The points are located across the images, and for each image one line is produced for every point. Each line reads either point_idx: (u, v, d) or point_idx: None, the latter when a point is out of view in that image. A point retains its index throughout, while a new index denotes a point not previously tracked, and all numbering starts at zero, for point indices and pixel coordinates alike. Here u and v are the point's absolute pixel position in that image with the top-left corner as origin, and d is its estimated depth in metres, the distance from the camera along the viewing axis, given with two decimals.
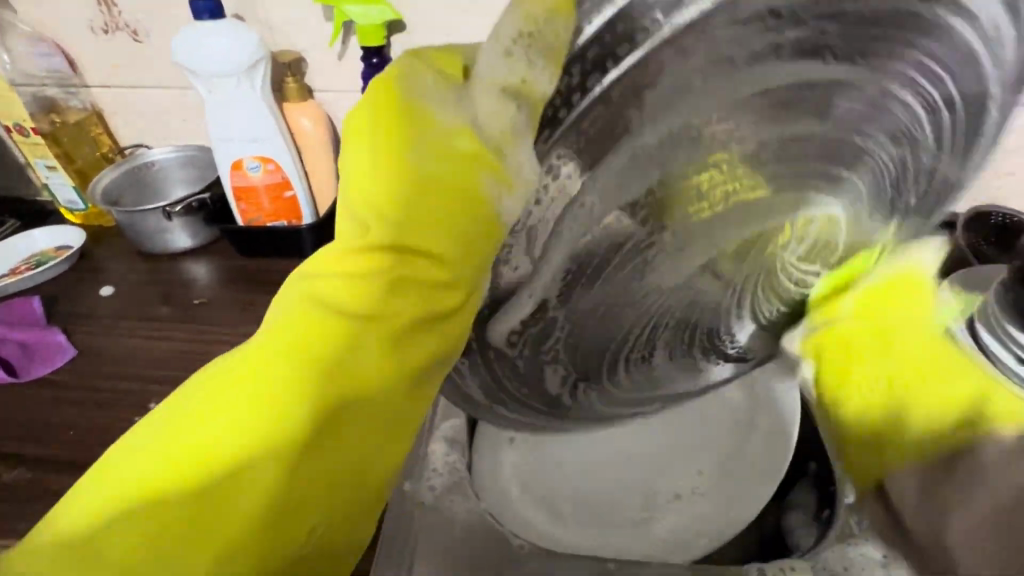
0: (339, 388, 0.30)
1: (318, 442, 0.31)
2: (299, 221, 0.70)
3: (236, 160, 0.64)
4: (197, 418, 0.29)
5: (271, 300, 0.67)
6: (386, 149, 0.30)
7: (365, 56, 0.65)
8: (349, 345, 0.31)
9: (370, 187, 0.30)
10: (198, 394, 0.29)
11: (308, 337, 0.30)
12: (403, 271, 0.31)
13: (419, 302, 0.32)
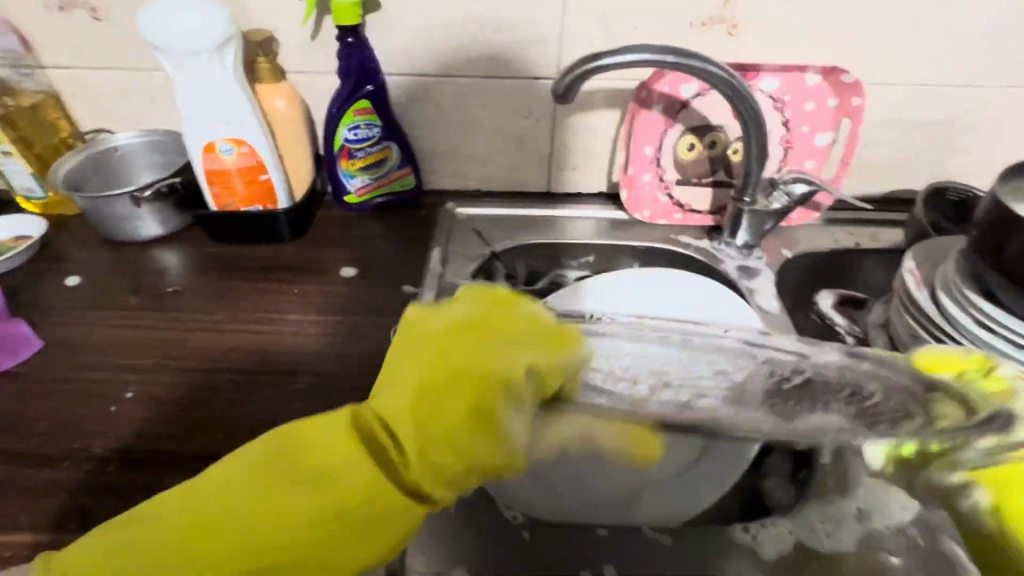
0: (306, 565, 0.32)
1: None
2: (274, 206, 0.68)
3: (207, 142, 0.62)
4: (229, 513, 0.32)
5: (246, 286, 0.66)
6: (445, 411, 0.33)
7: (339, 36, 0.64)
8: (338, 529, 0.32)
9: (412, 423, 0.33)
10: (261, 465, 0.33)
11: (326, 508, 0.32)
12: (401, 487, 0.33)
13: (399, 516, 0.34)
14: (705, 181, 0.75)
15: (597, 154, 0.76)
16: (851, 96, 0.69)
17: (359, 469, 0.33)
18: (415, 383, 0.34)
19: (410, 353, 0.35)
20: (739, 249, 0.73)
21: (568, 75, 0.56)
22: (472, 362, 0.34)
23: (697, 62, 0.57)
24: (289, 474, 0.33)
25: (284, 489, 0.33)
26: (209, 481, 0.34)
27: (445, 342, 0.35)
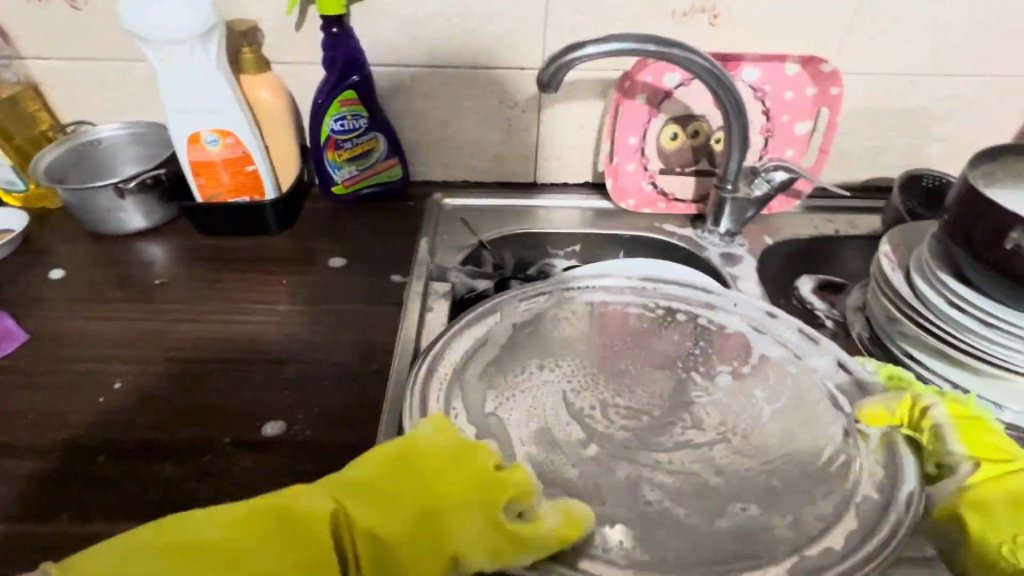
0: None
1: None
2: (261, 197, 0.68)
3: (192, 132, 0.62)
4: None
5: (233, 278, 0.66)
6: (416, 536, 0.37)
7: (324, 25, 0.64)
8: None
9: (384, 538, 0.37)
10: (244, 544, 0.34)
11: None
12: None
13: None
14: (688, 170, 0.76)
15: (582, 144, 0.77)
16: (829, 85, 0.71)
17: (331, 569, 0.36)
18: (404, 512, 0.38)
19: (404, 479, 0.39)
20: (722, 237, 0.74)
21: (552, 65, 0.57)
22: (462, 515, 0.38)
23: (678, 52, 0.58)
24: (276, 554, 0.34)
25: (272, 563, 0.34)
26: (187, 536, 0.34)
27: (441, 485, 0.39)
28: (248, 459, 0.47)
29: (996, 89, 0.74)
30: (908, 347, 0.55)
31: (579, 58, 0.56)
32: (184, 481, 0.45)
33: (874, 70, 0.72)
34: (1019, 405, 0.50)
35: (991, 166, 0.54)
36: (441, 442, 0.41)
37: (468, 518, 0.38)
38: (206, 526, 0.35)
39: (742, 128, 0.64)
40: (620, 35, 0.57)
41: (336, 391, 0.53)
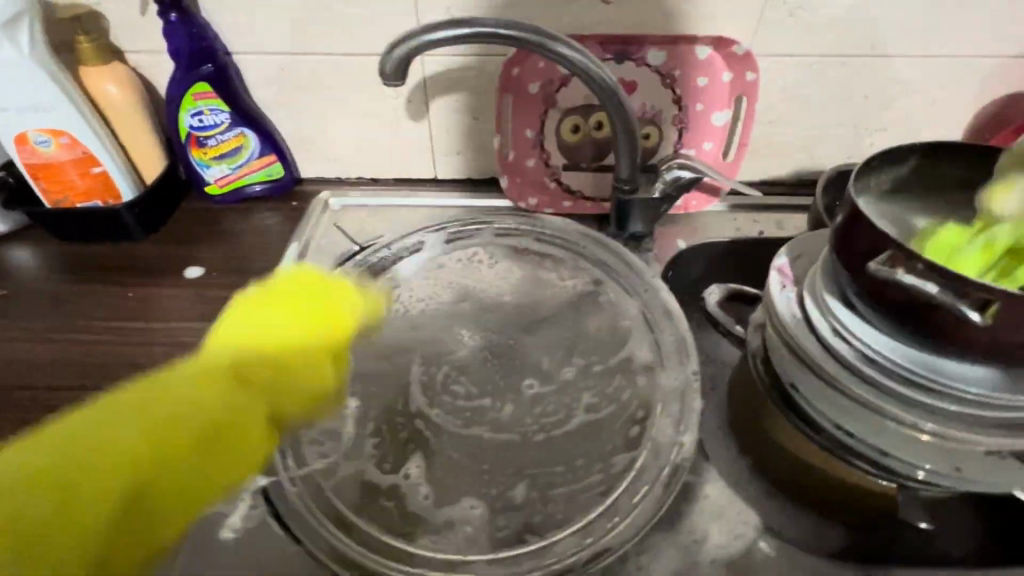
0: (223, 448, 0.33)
1: (213, 453, 0.32)
2: (117, 200, 0.63)
3: (19, 133, 0.57)
4: (189, 397, 0.32)
5: (82, 292, 0.61)
6: (309, 310, 0.42)
7: (160, 10, 0.57)
8: (258, 404, 0.35)
9: (284, 325, 0.40)
10: (165, 387, 0.32)
11: (248, 373, 0.36)
12: (291, 380, 0.38)
13: (289, 398, 0.38)
14: (595, 166, 0.68)
15: (481, 136, 0.69)
16: (743, 70, 0.63)
17: (266, 402, 0.37)
18: (286, 312, 0.40)
19: (266, 303, 0.41)
20: (627, 239, 0.67)
21: (396, 50, 0.50)
22: (331, 320, 0.42)
23: (550, 44, 0.52)
24: (208, 367, 0.35)
25: (217, 377, 0.34)
26: (62, 463, 0.27)
27: (297, 314, 0.41)
28: None
29: (947, 71, 0.64)
30: (793, 377, 0.48)
31: (438, 40, 0.50)
32: None
33: (809, 49, 0.62)
34: (934, 463, 0.42)
35: (895, 169, 0.46)
36: (282, 275, 0.44)
37: (333, 283, 0.45)
38: (70, 444, 0.28)
39: (628, 125, 0.56)
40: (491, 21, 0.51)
41: None
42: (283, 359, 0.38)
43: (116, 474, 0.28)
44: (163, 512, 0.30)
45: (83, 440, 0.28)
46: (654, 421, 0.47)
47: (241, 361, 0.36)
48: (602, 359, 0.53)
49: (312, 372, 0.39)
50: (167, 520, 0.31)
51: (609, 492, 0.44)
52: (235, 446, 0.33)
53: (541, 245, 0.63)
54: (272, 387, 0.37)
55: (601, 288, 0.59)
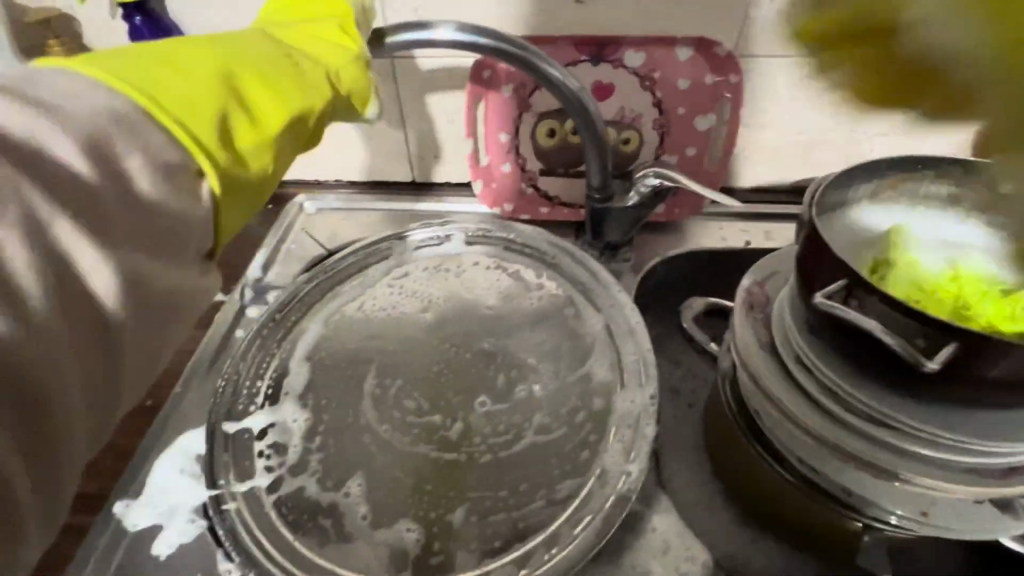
0: (288, 77, 0.41)
1: (265, 91, 0.38)
2: None
3: None
4: (261, 53, 0.40)
5: None
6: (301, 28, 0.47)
7: (126, 15, 0.57)
8: (319, 48, 0.46)
9: (302, 29, 0.47)
10: (242, 49, 0.40)
11: (264, 53, 0.41)
12: (297, 59, 0.43)
13: (319, 50, 0.45)
14: (573, 171, 0.66)
15: (456, 140, 0.67)
16: (728, 72, 0.59)
17: (283, 50, 0.43)
18: (298, 20, 0.48)
19: (293, 28, 0.47)
20: (603, 249, 0.64)
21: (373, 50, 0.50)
22: (343, 58, 0.46)
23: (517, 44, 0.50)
24: (276, 54, 0.42)
25: (263, 40, 0.43)
26: (186, 63, 0.35)
27: (290, 35, 0.46)
28: None
29: None
30: (756, 405, 0.45)
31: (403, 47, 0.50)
32: None
33: (802, 49, 0.58)
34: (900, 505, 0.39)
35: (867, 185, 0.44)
36: (275, 15, 0.50)
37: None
38: (185, 57, 0.35)
39: (598, 130, 0.54)
40: (462, 26, 0.50)
41: None
42: (285, 57, 0.42)
43: (178, 113, 0.32)
44: (218, 101, 0.34)
45: (194, 54, 0.36)
46: (606, 447, 0.45)
47: (261, 45, 0.42)
48: (560, 379, 0.51)
49: (329, 66, 0.45)
50: (203, 104, 0.33)
51: (550, 520, 0.42)
52: (303, 94, 0.41)
53: (509, 253, 0.61)
54: (279, 67, 0.41)
55: (567, 301, 0.57)
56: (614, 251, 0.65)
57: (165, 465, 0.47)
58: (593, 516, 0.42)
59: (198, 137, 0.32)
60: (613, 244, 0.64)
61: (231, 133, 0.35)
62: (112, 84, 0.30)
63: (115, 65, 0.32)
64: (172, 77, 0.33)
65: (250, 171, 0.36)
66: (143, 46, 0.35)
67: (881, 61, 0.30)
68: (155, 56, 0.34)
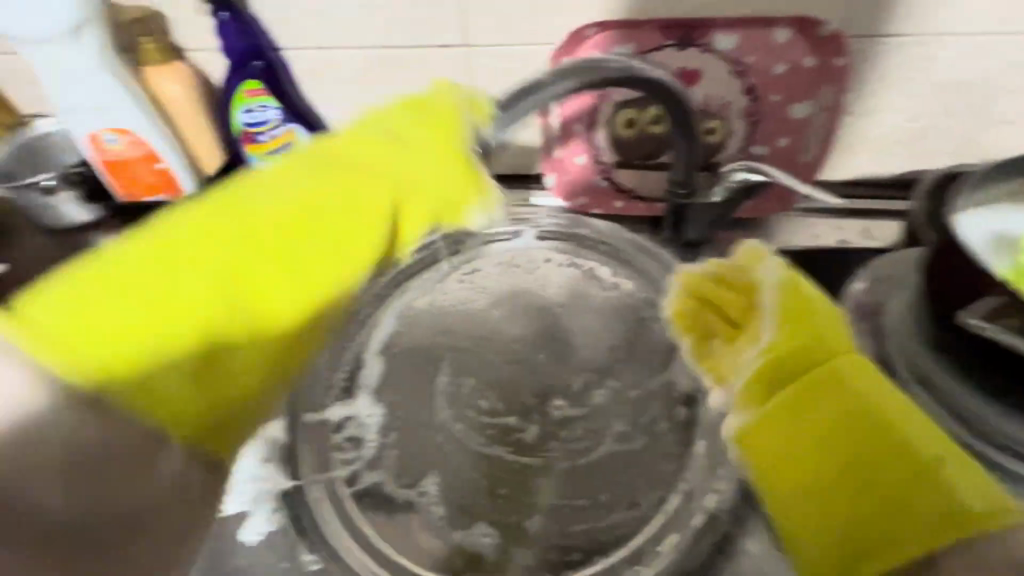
0: (306, 272, 0.31)
1: (255, 308, 0.30)
2: (178, 194, 0.66)
3: (90, 133, 0.61)
4: (294, 197, 0.31)
5: None
6: (375, 148, 0.36)
7: (214, 10, 0.58)
8: (339, 207, 0.32)
9: (374, 149, 0.36)
10: (265, 213, 0.31)
11: (315, 195, 0.32)
12: (352, 193, 0.33)
13: (383, 182, 0.34)
14: (651, 163, 0.62)
15: (528, 130, 0.66)
16: (832, 55, 0.54)
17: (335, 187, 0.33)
18: (393, 125, 0.38)
19: (381, 128, 0.37)
20: (682, 246, 0.61)
21: (494, 132, 0.42)
22: (439, 163, 0.37)
23: (590, 65, 0.43)
24: (304, 199, 0.32)
25: (306, 186, 0.32)
26: (215, 224, 0.29)
27: (375, 130, 0.37)
28: None
29: None
30: None
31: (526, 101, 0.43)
32: None
33: (914, 28, 0.53)
34: None
35: (1014, 183, 0.43)
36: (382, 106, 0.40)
37: (451, 97, 0.41)
38: (224, 209, 0.30)
39: (689, 121, 0.50)
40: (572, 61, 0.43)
41: None
42: (333, 195, 0.32)
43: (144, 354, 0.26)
44: (214, 293, 0.28)
45: (236, 203, 0.30)
46: (692, 460, 0.43)
47: (303, 173, 0.33)
48: (638, 387, 0.49)
49: (408, 231, 0.36)
50: (185, 315, 0.27)
51: (632, 535, 0.41)
52: (342, 250, 0.32)
53: (581, 250, 0.57)
54: (310, 249, 0.31)
55: (646, 304, 0.53)
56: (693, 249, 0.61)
57: (248, 456, 0.47)
58: (679, 533, 0.40)
59: (149, 385, 0.26)
60: (692, 242, 0.60)
61: (202, 367, 0.28)
62: (116, 280, 0.26)
63: (126, 251, 0.27)
64: (185, 245, 0.28)
65: (261, 396, 0.30)
66: (156, 228, 0.29)
67: (785, 449, 0.36)
68: (163, 237, 0.28)
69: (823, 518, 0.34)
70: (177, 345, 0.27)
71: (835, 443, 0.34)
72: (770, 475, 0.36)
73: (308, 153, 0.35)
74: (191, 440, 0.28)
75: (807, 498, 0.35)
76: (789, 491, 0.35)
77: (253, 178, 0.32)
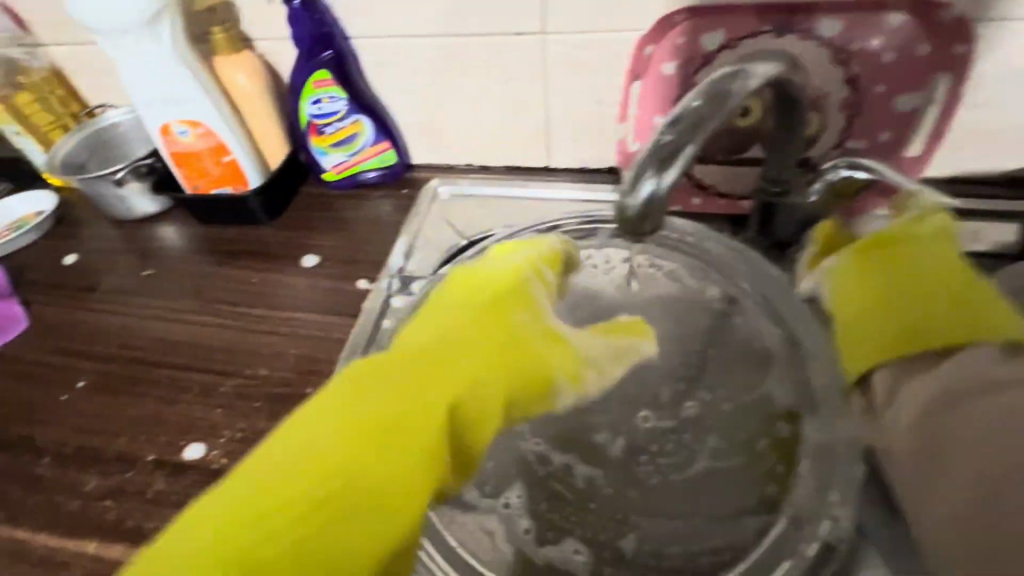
0: (374, 514, 0.26)
1: (314, 550, 0.25)
2: (244, 187, 0.65)
3: (163, 125, 0.60)
4: (363, 418, 0.28)
5: (211, 275, 0.63)
6: (439, 355, 0.32)
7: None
8: (409, 425, 0.28)
9: (437, 350, 0.32)
10: (331, 456, 0.26)
11: (386, 427, 0.28)
12: (416, 424, 0.29)
13: (458, 412, 0.31)
14: (735, 157, 0.58)
15: (602, 123, 0.63)
16: (953, 41, 0.50)
17: (400, 407, 0.29)
18: (475, 283, 0.37)
19: (452, 303, 0.36)
20: (768, 247, 0.57)
21: (655, 184, 0.32)
22: (513, 344, 0.34)
23: (722, 88, 0.33)
24: (375, 422, 0.28)
25: (377, 414, 0.28)
26: (272, 476, 0.26)
27: (445, 309, 0.36)
28: (162, 482, 0.46)
29: None
30: None
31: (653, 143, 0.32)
32: (104, 499, 0.45)
33: None
34: None
35: None
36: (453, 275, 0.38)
37: (533, 250, 0.40)
38: (300, 432, 0.28)
39: (795, 117, 0.46)
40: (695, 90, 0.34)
41: (263, 415, 0.49)
42: (404, 425, 0.28)
43: None
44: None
45: (298, 446, 0.27)
46: (798, 483, 0.40)
47: (363, 387, 0.29)
48: (730, 398, 0.47)
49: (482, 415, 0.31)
50: None
51: (736, 560, 0.38)
52: (418, 492, 0.28)
53: (660, 252, 0.56)
54: (377, 479, 0.27)
55: (733, 307, 0.52)
56: (781, 248, 0.57)
57: None
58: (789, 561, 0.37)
59: None
60: (782, 239, 0.56)
61: None
62: (201, 541, 0.24)
63: (211, 503, 0.25)
64: (246, 510, 0.25)
65: None
66: (219, 488, 0.26)
67: (874, 289, 0.44)
68: (223, 508, 0.25)
69: (867, 337, 0.42)
70: None
71: (901, 289, 0.43)
72: (859, 300, 0.44)
73: (364, 362, 0.31)
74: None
75: (871, 321, 0.42)
76: (845, 300, 0.45)
77: (320, 398, 0.29)
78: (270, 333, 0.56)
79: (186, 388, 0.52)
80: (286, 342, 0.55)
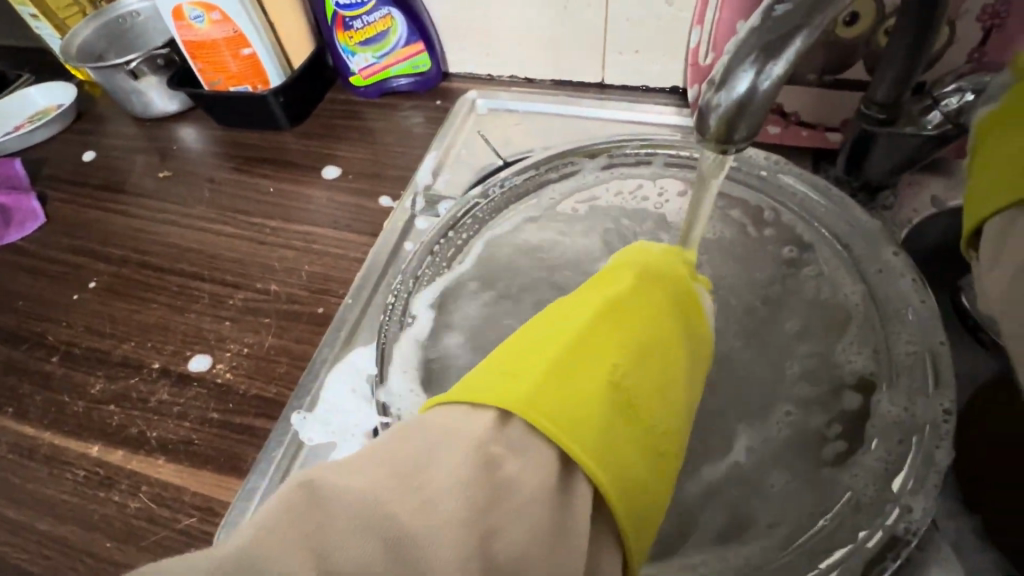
0: (639, 309, 0.30)
1: (603, 330, 0.28)
2: (264, 86, 0.59)
3: (174, 7, 0.54)
4: (584, 287, 0.33)
5: (227, 179, 0.59)
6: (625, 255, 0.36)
7: None
8: (627, 268, 0.33)
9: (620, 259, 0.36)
10: (574, 300, 0.31)
11: (605, 277, 0.33)
12: (629, 264, 0.33)
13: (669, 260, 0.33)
14: (831, 77, 0.48)
15: (671, 28, 0.53)
16: None
17: (611, 270, 0.33)
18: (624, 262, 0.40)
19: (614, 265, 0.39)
20: (855, 189, 0.48)
21: (757, 76, 0.24)
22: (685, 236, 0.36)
23: None
24: (596, 281, 0.33)
25: (597, 279, 0.33)
26: (530, 331, 0.30)
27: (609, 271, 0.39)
28: (166, 392, 0.44)
29: None
30: None
31: (757, 22, 0.25)
32: (108, 403, 0.44)
33: None
34: None
35: None
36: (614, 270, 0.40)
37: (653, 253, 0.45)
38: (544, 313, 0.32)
39: (930, 5, 0.36)
40: None
41: (272, 333, 0.46)
42: (625, 270, 0.32)
43: (565, 409, 0.24)
44: (587, 347, 0.27)
45: (545, 315, 0.31)
46: (862, 463, 0.35)
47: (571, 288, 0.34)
48: (791, 361, 0.41)
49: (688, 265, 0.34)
50: (592, 397, 0.25)
51: (778, 539, 0.34)
52: (670, 299, 0.31)
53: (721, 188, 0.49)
54: (627, 291, 0.31)
55: (805, 257, 0.44)
56: (871, 194, 0.47)
57: (337, 381, 0.43)
58: (843, 546, 0.32)
59: (575, 420, 0.24)
60: (875, 180, 0.46)
61: (623, 409, 0.25)
62: (513, 353, 0.28)
63: (506, 350, 0.29)
64: (535, 338, 0.29)
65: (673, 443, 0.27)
66: (507, 344, 0.29)
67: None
68: (513, 346, 0.29)
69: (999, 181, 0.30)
70: (561, 371, 0.26)
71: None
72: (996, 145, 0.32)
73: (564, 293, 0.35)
74: (596, 512, 0.23)
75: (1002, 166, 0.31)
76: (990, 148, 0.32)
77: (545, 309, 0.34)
78: (284, 247, 0.52)
79: (194, 297, 0.49)
80: (302, 257, 0.51)
